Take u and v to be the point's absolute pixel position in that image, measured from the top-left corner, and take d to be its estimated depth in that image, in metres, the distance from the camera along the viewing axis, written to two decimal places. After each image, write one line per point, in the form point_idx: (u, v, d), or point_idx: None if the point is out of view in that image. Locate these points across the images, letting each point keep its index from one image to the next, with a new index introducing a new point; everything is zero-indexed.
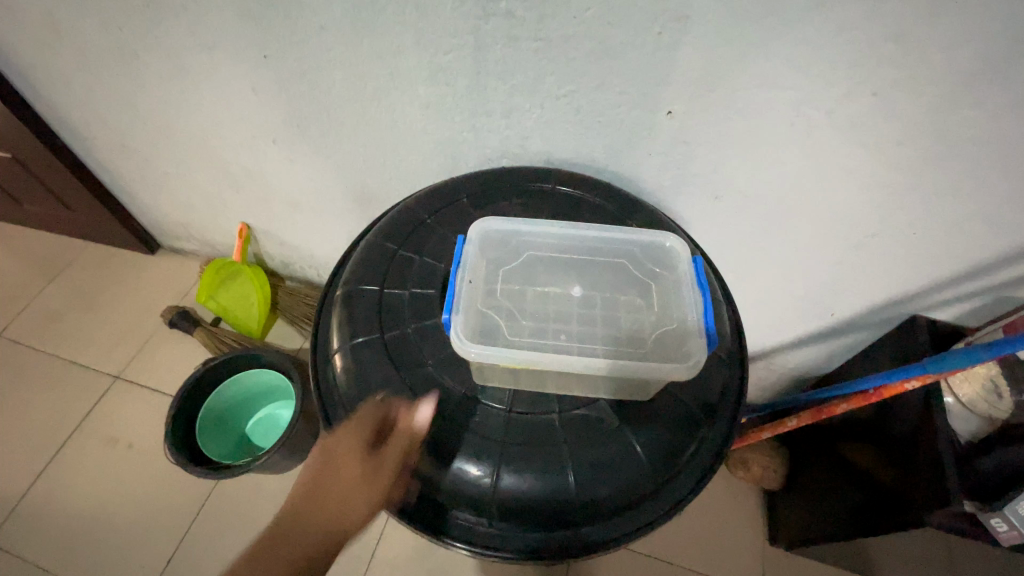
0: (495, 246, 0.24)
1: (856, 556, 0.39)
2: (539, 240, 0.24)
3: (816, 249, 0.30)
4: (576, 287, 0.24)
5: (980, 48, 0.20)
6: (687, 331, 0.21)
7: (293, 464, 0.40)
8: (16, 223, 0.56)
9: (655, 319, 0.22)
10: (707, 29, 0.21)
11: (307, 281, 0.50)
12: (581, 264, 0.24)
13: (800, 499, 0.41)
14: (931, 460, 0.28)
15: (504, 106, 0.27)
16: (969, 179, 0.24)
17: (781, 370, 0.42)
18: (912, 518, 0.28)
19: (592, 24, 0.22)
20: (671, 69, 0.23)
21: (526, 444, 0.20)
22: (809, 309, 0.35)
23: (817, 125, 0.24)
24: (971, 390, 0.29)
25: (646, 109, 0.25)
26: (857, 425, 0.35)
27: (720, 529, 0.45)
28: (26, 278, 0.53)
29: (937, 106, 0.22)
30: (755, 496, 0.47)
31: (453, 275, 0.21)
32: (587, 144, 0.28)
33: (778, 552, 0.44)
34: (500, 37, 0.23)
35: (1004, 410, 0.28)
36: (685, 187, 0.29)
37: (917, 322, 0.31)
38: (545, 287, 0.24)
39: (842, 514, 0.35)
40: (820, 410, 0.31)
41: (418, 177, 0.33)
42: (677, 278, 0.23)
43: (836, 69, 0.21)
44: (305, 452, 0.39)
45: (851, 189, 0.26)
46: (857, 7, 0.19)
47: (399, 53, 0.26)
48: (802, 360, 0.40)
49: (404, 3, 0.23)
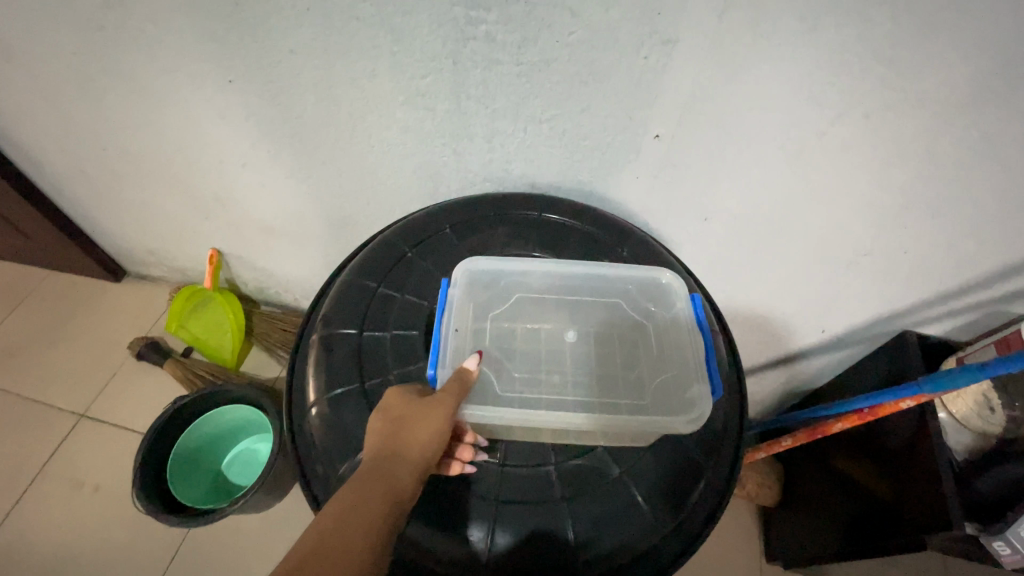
0: (483, 288, 0.23)
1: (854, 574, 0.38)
2: (529, 279, 0.23)
3: (808, 268, 0.30)
4: (569, 328, 0.23)
5: (971, 71, 0.19)
6: (687, 377, 0.20)
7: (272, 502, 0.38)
8: None
9: (653, 360, 0.22)
10: (694, 53, 0.21)
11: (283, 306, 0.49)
12: (574, 303, 0.24)
13: (796, 516, 0.40)
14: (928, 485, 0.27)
15: (486, 131, 0.26)
16: (962, 199, 0.24)
17: (772, 385, 0.42)
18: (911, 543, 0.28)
19: (575, 48, 0.21)
20: (657, 94, 0.22)
21: (522, 501, 0.19)
22: (799, 326, 0.35)
23: (808, 147, 0.23)
24: (964, 405, 0.28)
25: (633, 132, 0.24)
26: (850, 443, 0.35)
27: (717, 550, 0.44)
28: None
29: (929, 128, 0.21)
30: (750, 514, 0.46)
31: (437, 325, 0.20)
32: (572, 167, 0.27)
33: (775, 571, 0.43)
34: (480, 60, 0.23)
35: (998, 425, 0.27)
36: (674, 209, 0.28)
37: (907, 338, 0.31)
38: (536, 328, 0.23)
39: (839, 534, 0.35)
40: (814, 430, 0.31)
41: (398, 201, 0.32)
42: (674, 316, 0.22)
43: (826, 92, 0.21)
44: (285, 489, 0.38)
45: (843, 209, 0.26)
46: (847, 31, 0.19)
47: (374, 76, 0.25)
48: (793, 376, 0.40)
49: (378, 26, 0.22)
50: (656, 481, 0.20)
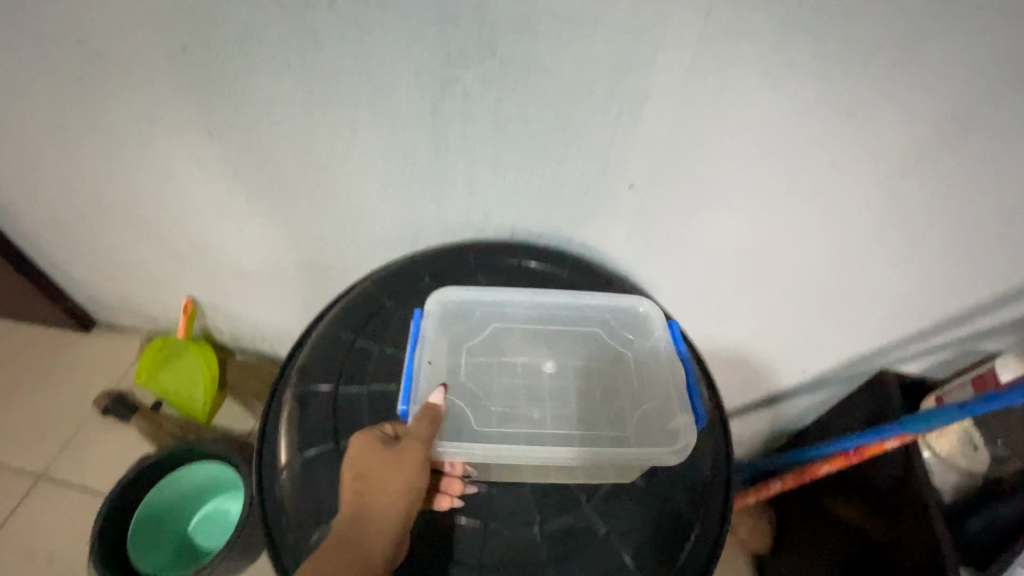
0: (456, 320, 0.24)
1: None
2: (505, 310, 0.24)
3: (781, 308, 0.30)
4: (548, 360, 0.24)
5: (922, 115, 0.20)
6: (669, 407, 0.22)
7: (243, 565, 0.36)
8: None
9: (634, 391, 0.23)
10: (661, 100, 0.21)
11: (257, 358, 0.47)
12: (552, 335, 0.25)
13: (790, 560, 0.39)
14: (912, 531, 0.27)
15: (465, 177, 0.26)
16: (925, 237, 0.24)
17: (758, 428, 0.41)
18: None
19: (546, 101, 0.22)
20: (629, 141, 0.23)
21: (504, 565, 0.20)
22: (782, 368, 0.35)
23: (777, 190, 0.24)
24: (948, 444, 0.28)
25: (606, 178, 0.25)
26: (839, 484, 0.34)
27: None
28: None
29: (887, 170, 0.22)
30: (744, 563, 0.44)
31: (410, 359, 0.21)
32: (550, 213, 0.27)
33: None
34: (455, 110, 0.23)
35: (982, 463, 0.27)
36: (650, 253, 0.28)
37: (884, 375, 0.32)
38: (513, 358, 0.24)
39: None
40: (802, 471, 0.30)
41: (379, 244, 0.32)
42: (654, 346, 0.23)
43: (790, 138, 0.22)
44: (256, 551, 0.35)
45: (812, 250, 0.26)
46: (806, 78, 0.20)
47: (351, 119, 0.25)
48: (778, 417, 0.39)
49: (356, 78, 0.23)
50: (641, 502, 0.21)
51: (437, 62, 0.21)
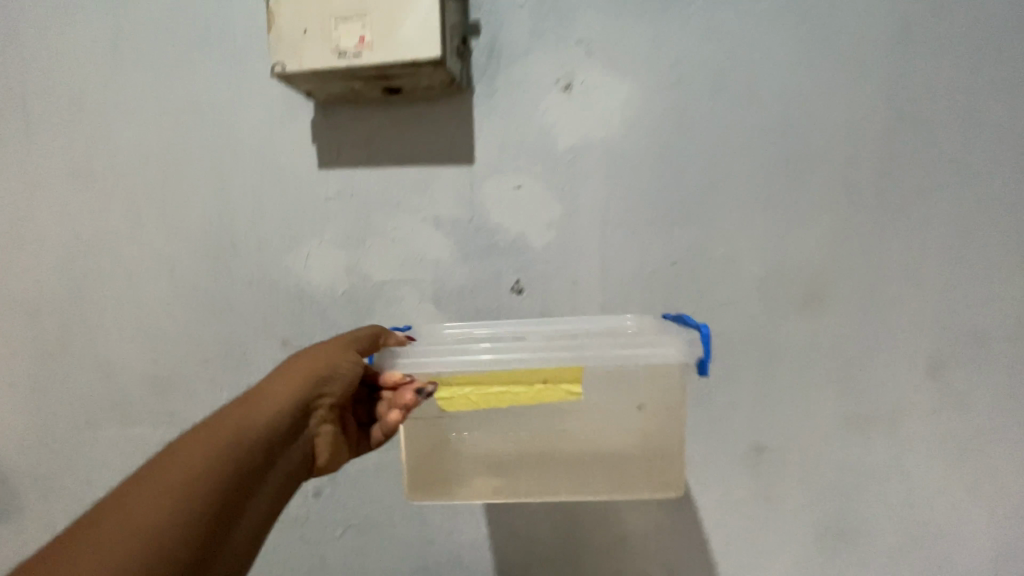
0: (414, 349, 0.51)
1: (648, 441, 0.51)
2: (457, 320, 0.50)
3: (653, 80, 0.63)
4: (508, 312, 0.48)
5: (673, 49, 0.62)
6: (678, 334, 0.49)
7: (322, 448, 0.49)
8: (108, 396, 0.78)
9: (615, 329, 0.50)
10: (574, 50, 0.64)
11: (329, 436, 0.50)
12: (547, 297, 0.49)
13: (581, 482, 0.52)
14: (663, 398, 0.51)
15: (553, 142, 0.65)
16: (696, 16, 0.61)
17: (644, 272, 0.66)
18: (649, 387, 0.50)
19: (569, 121, 0.65)
20: (577, 108, 0.65)
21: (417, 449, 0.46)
22: (666, 120, 0.63)
23: (628, 103, 0.64)
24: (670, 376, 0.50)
25: (568, 141, 0.65)
26: (679, 207, 0.64)
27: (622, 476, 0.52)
28: (144, 381, 0.77)
29: (654, 81, 0.63)
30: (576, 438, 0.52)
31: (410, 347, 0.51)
32: (535, 149, 0.66)
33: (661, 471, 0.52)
34: (545, 134, 0.65)
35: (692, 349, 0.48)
36: (580, 187, 0.66)
37: (689, 228, 0.64)
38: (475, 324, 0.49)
39: (613, 448, 0.51)
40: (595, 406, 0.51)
41: (459, 167, 0.68)
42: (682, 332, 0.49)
43: (619, 95, 0.64)
44: (325, 449, 0.49)
45: (647, 117, 0.64)
46: (633, 63, 0.63)
47: (533, 173, 0.66)
48: (649, 136, 0.64)
49: (534, 102, 0.65)
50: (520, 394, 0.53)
51: (586, 118, 0.65)
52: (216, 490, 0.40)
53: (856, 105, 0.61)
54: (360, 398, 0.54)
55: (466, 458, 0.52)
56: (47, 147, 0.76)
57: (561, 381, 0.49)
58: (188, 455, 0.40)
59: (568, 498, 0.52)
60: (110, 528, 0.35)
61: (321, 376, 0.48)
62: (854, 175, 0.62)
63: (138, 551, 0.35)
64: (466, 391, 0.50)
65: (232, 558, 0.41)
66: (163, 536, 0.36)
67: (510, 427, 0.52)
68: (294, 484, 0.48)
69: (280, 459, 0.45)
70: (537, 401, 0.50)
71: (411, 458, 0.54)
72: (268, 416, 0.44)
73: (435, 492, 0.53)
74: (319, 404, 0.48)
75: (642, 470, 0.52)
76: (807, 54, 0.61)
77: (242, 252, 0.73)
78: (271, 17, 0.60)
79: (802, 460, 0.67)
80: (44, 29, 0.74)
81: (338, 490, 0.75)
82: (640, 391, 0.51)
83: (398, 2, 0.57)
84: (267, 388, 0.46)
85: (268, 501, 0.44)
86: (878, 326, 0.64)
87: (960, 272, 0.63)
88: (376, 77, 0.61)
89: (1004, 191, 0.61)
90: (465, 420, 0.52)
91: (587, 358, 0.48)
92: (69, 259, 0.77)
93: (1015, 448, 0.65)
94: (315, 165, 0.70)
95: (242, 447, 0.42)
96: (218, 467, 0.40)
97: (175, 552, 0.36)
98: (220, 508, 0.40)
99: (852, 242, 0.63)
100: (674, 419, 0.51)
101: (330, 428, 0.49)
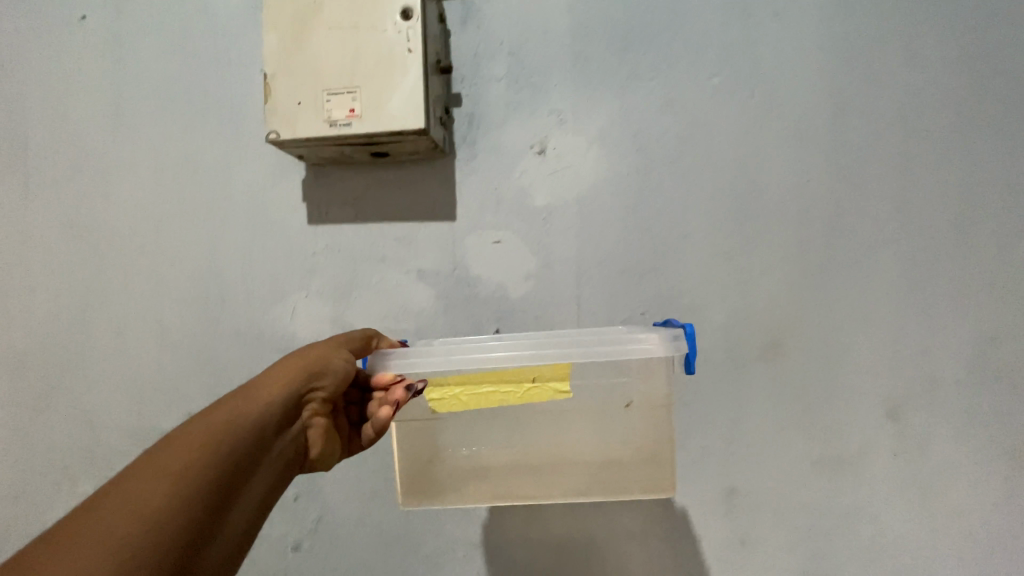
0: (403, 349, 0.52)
1: (646, 445, 0.53)
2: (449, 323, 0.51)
3: (619, 141, 0.69)
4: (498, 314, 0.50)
5: (635, 113, 0.68)
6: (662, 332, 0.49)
7: (315, 442, 0.51)
8: (92, 448, 0.78)
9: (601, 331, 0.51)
10: (545, 113, 0.69)
11: (320, 429, 0.51)
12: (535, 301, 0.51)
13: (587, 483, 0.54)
14: (655, 407, 0.53)
15: (529, 196, 0.70)
16: (654, 85, 0.68)
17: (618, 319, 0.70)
18: (642, 394, 0.52)
19: (543, 177, 0.70)
20: (549, 166, 0.70)
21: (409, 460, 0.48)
22: (631, 177, 0.69)
23: (596, 161, 0.69)
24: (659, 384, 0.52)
25: (542, 196, 0.70)
26: (647, 258, 0.69)
27: (626, 477, 0.54)
28: (129, 432, 0.78)
29: (619, 142, 0.69)
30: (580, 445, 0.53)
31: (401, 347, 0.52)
32: (512, 204, 0.70)
33: (661, 470, 0.54)
34: (520, 189, 0.70)
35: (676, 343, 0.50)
36: (555, 240, 0.70)
37: (656, 279, 0.69)
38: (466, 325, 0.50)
39: (613, 451, 0.53)
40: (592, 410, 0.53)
41: (441, 220, 0.72)
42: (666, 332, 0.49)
43: (588, 155, 0.69)
44: (318, 442, 0.51)
45: (615, 174, 0.69)
46: (599, 125, 0.69)
47: (509, 227, 0.71)
48: (617, 191, 0.69)
49: (510, 159, 0.70)
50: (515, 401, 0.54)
51: (557, 175, 0.70)
52: (212, 471, 0.41)
53: (801, 168, 0.67)
54: (351, 401, 0.56)
55: (463, 467, 0.54)
56: (45, 205, 0.79)
57: (549, 380, 0.51)
58: (186, 439, 0.42)
59: (568, 500, 0.54)
60: (111, 508, 0.37)
61: (314, 371, 0.50)
62: (803, 231, 0.67)
63: (138, 527, 0.36)
64: (455, 391, 0.51)
65: (225, 545, 0.42)
66: (162, 513, 0.37)
67: (502, 435, 0.53)
68: (285, 474, 0.49)
69: (273, 448, 0.47)
70: (526, 400, 0.51)
71: (407, 469, 0.55)
72: (263, 403, 0.46)
73: (437, 502, 0.55)
74: (311, 397, 0.50)
75: (636, 469, 0.54)
76: (755, 124, 0.67)
77: (230, 304, 0.76)
78: (267, 89, 0.65)
79: (774, 504, 0.68)
80: (51, 96, 0.79)
81: (320, 541, 0.76)
82: (627, 391, 0.52)
83: (386, 78, 0.63)
84: (262, 380, 0.48)
85: (261, 489, 0.46)
86: (834, 371, 0.67)
87: (909, 319, 0.66)
88: (365, 143, 0.66)
89: (942, 243, 0.66)
90: (455, 424, 0.53)
91: (574, 355, 0.49)
92: (60, 312, 0.79)
93: (975, 490, 0.66)
94: (304, 221, 0.74)
95: (236, 433, 0.44)
96: (215, 450, 0.42)
97: (172, 529, 0.38)
98: (215, 490, 0.41)
99: (805, 292, 0.67)
100: (661, 417, 0.53)
101: (322, 422, 0.51)
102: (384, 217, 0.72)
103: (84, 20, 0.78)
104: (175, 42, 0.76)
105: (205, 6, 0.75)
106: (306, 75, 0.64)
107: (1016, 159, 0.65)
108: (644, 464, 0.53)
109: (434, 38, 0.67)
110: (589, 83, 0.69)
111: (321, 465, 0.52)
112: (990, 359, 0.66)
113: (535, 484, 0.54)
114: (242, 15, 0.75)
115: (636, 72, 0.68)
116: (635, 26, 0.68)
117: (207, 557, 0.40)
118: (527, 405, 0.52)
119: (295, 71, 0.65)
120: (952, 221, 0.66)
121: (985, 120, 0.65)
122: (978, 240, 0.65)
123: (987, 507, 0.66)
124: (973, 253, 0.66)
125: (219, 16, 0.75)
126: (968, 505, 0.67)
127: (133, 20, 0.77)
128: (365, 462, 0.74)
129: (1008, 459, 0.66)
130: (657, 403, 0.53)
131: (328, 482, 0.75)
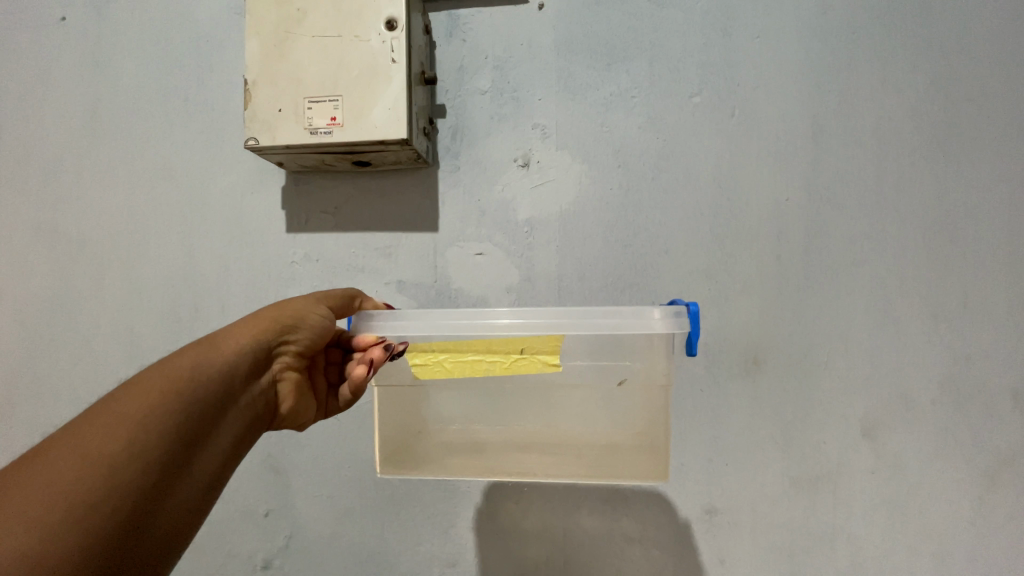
0: (390, 316, 0.50)
1: (645, 434, 0.51)
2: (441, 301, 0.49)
3: (600, 157, 0.69)
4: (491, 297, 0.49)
5: (615, 129, 0.69)
6: (659, 314, 0.48)
7: (287, 396, 0.51)
8: None
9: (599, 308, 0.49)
10: (526, 126, 0.70)
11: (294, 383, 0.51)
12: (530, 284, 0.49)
13: (582, 468, 0.51)
14: (649, 399, 0.50)
15: (510, 209, 0.70)
16: (634, 103, 0.68)
17: None
18: (638, 380, 0.50)
19: (523, 191, 0.70)
20: (530, 180, 0.70)
21: None
22: (613, 194, 0.69)
23: (577, 177, 0.69)
24: (653, 378, 0.50)
25: (523, 210, 0.70)
26: (626, 275, 0.69)
27: (622, 464, 0.51)
28: None
29: (599, 158, 0.69)
30: (574, 428, 0.51)
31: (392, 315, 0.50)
32: (494, 217, 0.70)
33: (660, 461, 0.51)
34: (500, 203, 0.70)
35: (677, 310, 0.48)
36: (535, 254, 0.70)
37: (635, 298, 0.69)
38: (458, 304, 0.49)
39: (610, 438, 0.51)
40: (589, 393, 0.50)
41: (421, 232, 0.71)
42: (664, 314, 0.48)
43: (568, 170, 0.69)
44: (291, 397, 0.51)
45: (595, 190, 0.69)
46: (580, 141, 0.69)
47: (488, 240, 0.70)
48: (596, 206, 0.69)
49: (492, 173, 0.70)
50: None
51: (539, 189, 0.70)
52: (173, 418, 0.41)
53: (779, 188, 0.68)
54: (331, 360, 0.56)
55: (448, 439, 0.52)
56: (17, 209, 0.77)
57: (538, 352, 0.49)
58: (146, 387, 0.41)
59: (556, 481, 0.52)
60: (61, 456, 0.36)
61: (285, 326, 0.50)
62: (781, 248, 0.68)
63: (91, 473, 0.36)
64: (440, 357, 0.50)
65: (188, 497, 0.42)
66: (116, 459, 0.37)
67: (494, 411, 0.51)
68: (255, 428, 0.49)
69: (241, 400, 0.47)
70: (513, 371, 0.49)
71: (391, 437, 0.53)
72: (230, 354, 0.46)
73: (421, 472, 0.53)
74: (283, 351, 0.50)
75: (630, 454, 0.51)
76: (736, 143, 0.68)
77: (204, 313, 0.74)
78: (247, 95, 0.64)
79: (752, 522, 0.68)
80: (27, 98, 0.77)
81: (289, 561, 0.74)
82: (622, 369, 0.49)
83: (369, 88, 0.62)
84: (230, 330, 0.48)
85: (228, 441, 0.45)
86: (810, 389, 0.68)
87: (886, 338, 0.67)
88: (345, 152, 0.65)
89: (915, 262, 0.67)
90: (436, 402, 0.52)
91: (564, 326, 0.48)
92: (29, 319, 0.77)
93: (948, 509, 0.67)
94: (282, 230, 0.73)
95: (200, 385, 0.43)
96: (174, 397, 0.41)
97: (129, 477, 0.38)
98: (177, 438, 0.41)
99: (785, 310, 0.68)
100: (660, 400, 0.50)
101: (293, 376, 0.51)
102: (364, 229, 0.72)
103: (64, 21, 0.76)
104: (158, 45, 0.75)
105: (186, 10, 0.74)
106: (288, 82, 0.64)
107: (988, 182, 0.66)
108: (642, 454, 0.51)
109: (420, 49, 0.67)
110: (573, 98, 0.69)
111: (292, 420, 0.52)
112: (963, 377, 0.67)
113: (529, 465, 0.52)
114: (224, 20, 0.74)
115: (619, 90, 0.69)
116: (618, 44, 0.69)
117: (169, 506, 0.40)
118: (513, 379, 0.50)
119: (276, 77, 0.64)
120: (925, 241, 0.67)
121: (957, 141, 0.67)
122: (952, 259, 0.67)
123: (960, 526, 0.67)
124: (947, 271, 0.67)
125: (203, 21, 0.74)
126: (941, 524, 0.67)
127: (112, 23, 0.76)
128: (340, 476, 0.73)
129: (982, 477, 0.67)
130: (654, 396, 0.50)
131: (300, 499, 0.73)
